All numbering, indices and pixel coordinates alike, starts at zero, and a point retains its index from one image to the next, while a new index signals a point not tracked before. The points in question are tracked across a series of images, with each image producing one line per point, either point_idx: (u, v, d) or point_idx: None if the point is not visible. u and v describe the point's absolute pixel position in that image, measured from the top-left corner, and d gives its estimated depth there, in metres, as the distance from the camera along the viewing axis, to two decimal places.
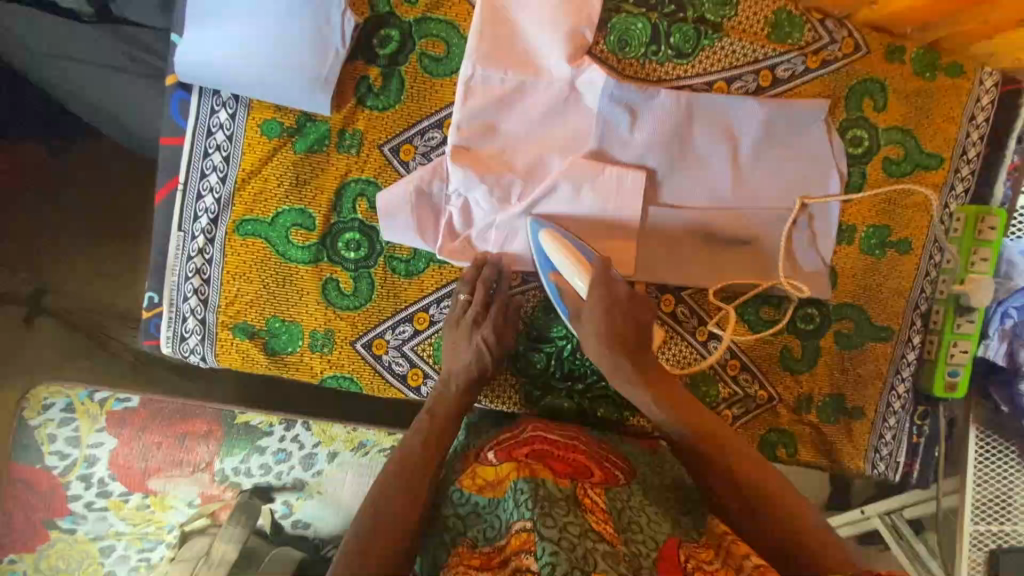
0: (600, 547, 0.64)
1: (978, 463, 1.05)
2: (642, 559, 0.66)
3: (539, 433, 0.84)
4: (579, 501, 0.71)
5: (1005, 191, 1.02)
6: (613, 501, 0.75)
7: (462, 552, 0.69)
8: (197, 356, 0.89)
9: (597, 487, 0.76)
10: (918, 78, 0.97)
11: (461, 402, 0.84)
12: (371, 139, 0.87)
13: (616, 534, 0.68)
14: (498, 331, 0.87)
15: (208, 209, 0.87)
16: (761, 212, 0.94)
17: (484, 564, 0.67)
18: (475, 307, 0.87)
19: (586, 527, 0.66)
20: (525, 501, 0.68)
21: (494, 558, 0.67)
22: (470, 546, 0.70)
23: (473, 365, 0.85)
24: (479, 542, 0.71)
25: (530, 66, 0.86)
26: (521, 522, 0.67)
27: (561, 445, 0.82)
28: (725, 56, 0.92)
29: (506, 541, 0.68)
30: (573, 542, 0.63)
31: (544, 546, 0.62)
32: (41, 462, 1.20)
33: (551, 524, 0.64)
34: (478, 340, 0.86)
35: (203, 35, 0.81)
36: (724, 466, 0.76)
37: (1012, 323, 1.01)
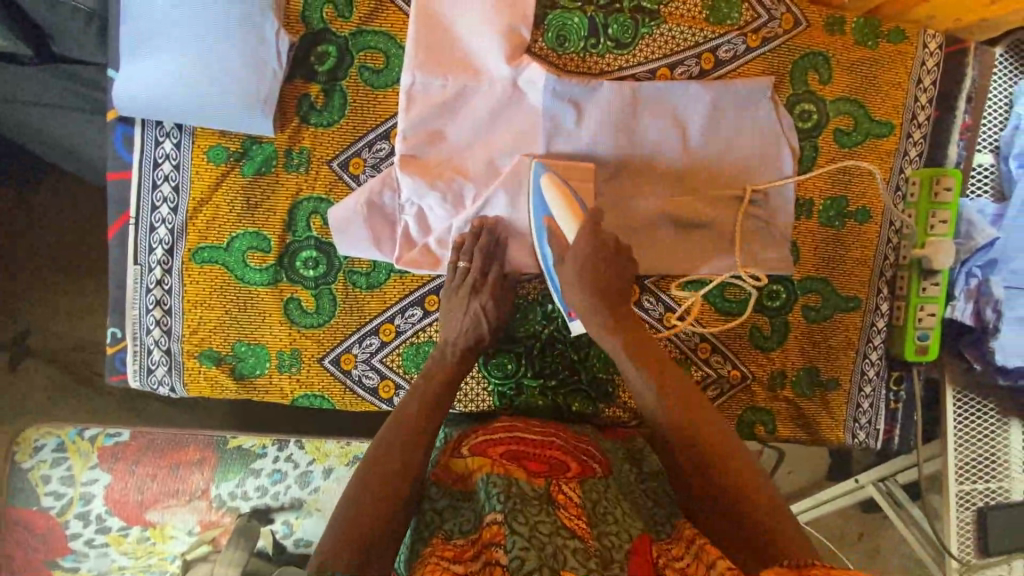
0: (571, 544, 0.65)
1: (958, 422, 1.05)
2: (614, 552, 0.66)
3: (515, 430, 0.84)
4: (552, 499, 0.71)
5: (958, 152, 1.03)
6: (588, 493, 0.75)
7: (435, 542, 0.69)
8: (166, 387, 0.90)
9: (573, 481, 0.76)
10: (861, 47, 0.97)
11: (442, 398, 0.82)
12: (318, 156, 0.88)
13: (589, 529, 0.69)
14: (497, 300, 0.87)
15: (162, 240, 0.87)
16: (718, 192, 0.93)
17: (458, 555, 0.66)
18: (472, 273, 0.86)
19: (557, 525, 0.67)
20: (497, 494, 0.69)
21: (467, 551, 0.67)
22: (445, 538, 0.70)
23: (470, 335, 0.86)
24: (453, 535, 0.70)
25: (469, 70, 0.86)
26: (491, 514, 0.67)
27: (535, 442, 0.82)
28: (666, 42, 0.92)
29: (480, 535, 0.68)
30: (542, 541, 0.64)
31: (513, 541, 0.62)
32: (37, 504, 1.20)
33: (523, 521, 0.65)
34: (478, 309, 0.86)
35: (138, 68, 0.82)
36: (705, 456, 0.74)
37: (977, 282, 1.02)
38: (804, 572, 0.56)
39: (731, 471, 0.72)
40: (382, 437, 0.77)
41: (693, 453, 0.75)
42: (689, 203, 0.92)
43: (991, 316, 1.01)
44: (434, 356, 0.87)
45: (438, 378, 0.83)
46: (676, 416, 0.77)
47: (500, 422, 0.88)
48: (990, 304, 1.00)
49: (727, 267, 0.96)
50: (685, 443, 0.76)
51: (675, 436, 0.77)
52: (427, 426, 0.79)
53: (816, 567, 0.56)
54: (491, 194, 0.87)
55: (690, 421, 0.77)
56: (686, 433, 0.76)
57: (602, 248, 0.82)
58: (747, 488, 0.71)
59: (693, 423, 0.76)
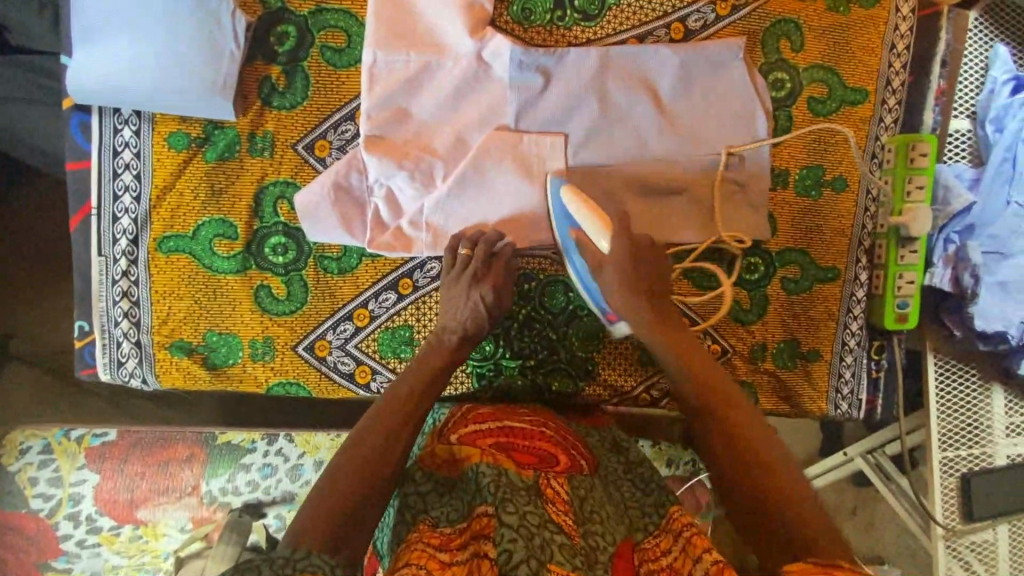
0: (557, 539, 0.63)
1: (939, 390, 1.05)
2: (598, 554, 0.65)
3: (505, 422, 0.82)
4: (540, 492, 0.69)
5: (933, 117, 1.02)
6: (576, 489, 0.73)
7: (422, 528, 0.66)
8: (138, 380, 0.89)
9: (561, 476, 0.74)
10: (832, 13, 0.95)
11: (427, 393, 0.79)
12: (283, 139, 0.86)
13: (575, 527, 0.67)
14: (498, 290, 0.84)
15: (126, 230, 0.86)
16: (691, 161, 0.91)
17: (444, 544, 0.64)
18: (473, 263, 0.84)
19: (546, 518, 0.65)
20: (487, 485, 0.67)
21: (454, 540, 0.65)
22: (432, 525, 0.67)
23: (467, 326, 0.84)
24: (440, 522, 0.68)
25: (433, 46, 0.85)
26: (482, 506, 0.66)
27: (525, 434, 0.80)
28: (634, 12, 0.90)
29: (469, 524, 0.66)
30: (531, 531, 0.62)
31: (503, 533, 0.61)
32: (26, 507, 1.19)
33: (512, 510, 0.63)
34: (475, 300, 0.83)
35: (90, 55, 0.80)
36: (734, 439, 0.71)
37: (955, 248, 1.01)
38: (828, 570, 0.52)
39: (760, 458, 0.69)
40: (361, 425, 0.74)
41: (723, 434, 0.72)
42: (662, 173, 0.91)
43: (969, 282, 0.99)
44: (432, 344, 0.85)
45: (424, 373, 0.81)
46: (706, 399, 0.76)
47: (481, 407, 0.88)
48: (969, 269, 0.99)
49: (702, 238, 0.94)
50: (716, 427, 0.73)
51: (688, 399, 0.78)
52: (416, 409, 0.78)
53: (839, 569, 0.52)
54: (463, 170, 0.86)
55: (722, 404, 0.75)
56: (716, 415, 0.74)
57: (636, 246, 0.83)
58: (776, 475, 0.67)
59: (705, 385, 0.77)
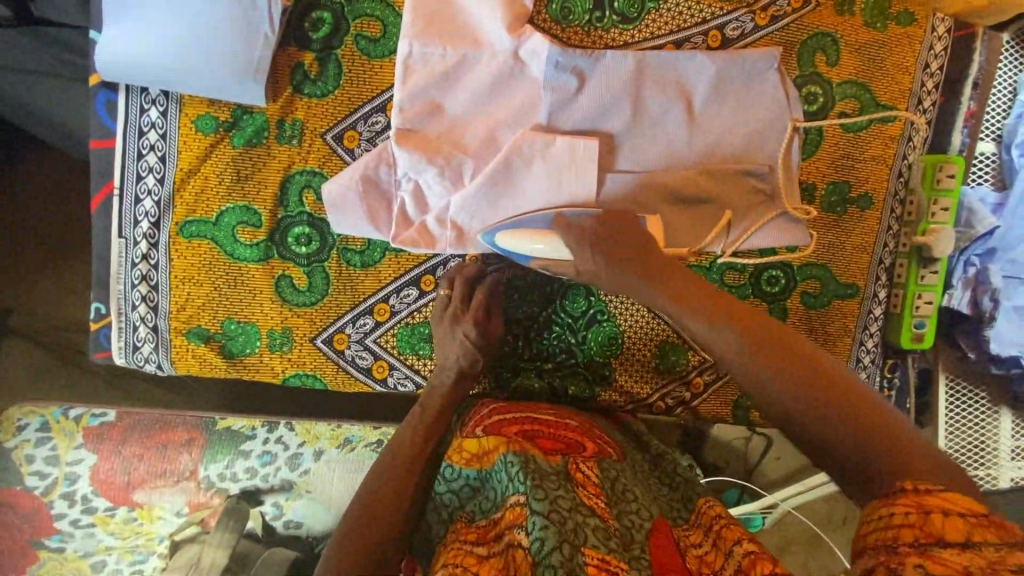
0: (591, 522, 0.64)
1: (949, 411, 1.07)
2: (634, 533, 0.67)
3: (529, 414, 0.81)
4: (570, 476, 0.70)
5: (962, 139, 1.03)
6: (607, 472, 0.74)
7: (458, 527, 0.68)
8: (153, 365, 0.88)
9: (590, 460, 0.74)
10: (869, 29, 0.94)
11: (432, 430, 0.78)
12: (313, 127, 0.84)
13: (607, 508, 0.68)
14: (481, 324, 0.85)
15: (148, 213, 0.84)
16: (721, 168, 0.90)
17: (480, 539, 0.65)
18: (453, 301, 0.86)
19: (577, 502, 0.65)
20: (517, 474, 0.66)
21: (491, 532, 0.66)
22: (468, 521, 0.69)
23: (462, 361, 0.83)
24: (476, 516, 0.70)
25: (470, 41, 0.83)
26: (514, 496, 0.65)
27: (551, 424, 0.80)
28: (672, 17, 0.89)
29: (502, 515, 0.66)
30: (563, 515, 0.62)
31: (535, 521, 0.61)
32: (21, 484, 1.18)
33: (542, 497, 0.63)
34: (461, 337, 0.83)
35: (121, 32, 0.78)
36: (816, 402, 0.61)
37: (975, 270, 1.02)
38: (892, 502, 0.52)
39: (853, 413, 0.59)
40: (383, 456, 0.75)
41: (807, 405, 0.62)
42: (692, 180, 0.89)
43: (987, 305, 1.01)
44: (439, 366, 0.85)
45: (436, 400, 0.81)
46: (775, 374, 0.64)
47: (504, 402, 0.87)
48: (988, 293, 1.01)
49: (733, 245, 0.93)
50: (796, 401, 0.63)
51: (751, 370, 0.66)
52: (433, 430, 0.78)
53: (902, 496, 0.52)
54: (493, 170, 0.85)
55: (787, 360, 0.65)
56: (792, 388, 0.63)
57: (625, 244, 0.78)
58: (870, 415, 0.59)
59: (771, 351, 0.66)
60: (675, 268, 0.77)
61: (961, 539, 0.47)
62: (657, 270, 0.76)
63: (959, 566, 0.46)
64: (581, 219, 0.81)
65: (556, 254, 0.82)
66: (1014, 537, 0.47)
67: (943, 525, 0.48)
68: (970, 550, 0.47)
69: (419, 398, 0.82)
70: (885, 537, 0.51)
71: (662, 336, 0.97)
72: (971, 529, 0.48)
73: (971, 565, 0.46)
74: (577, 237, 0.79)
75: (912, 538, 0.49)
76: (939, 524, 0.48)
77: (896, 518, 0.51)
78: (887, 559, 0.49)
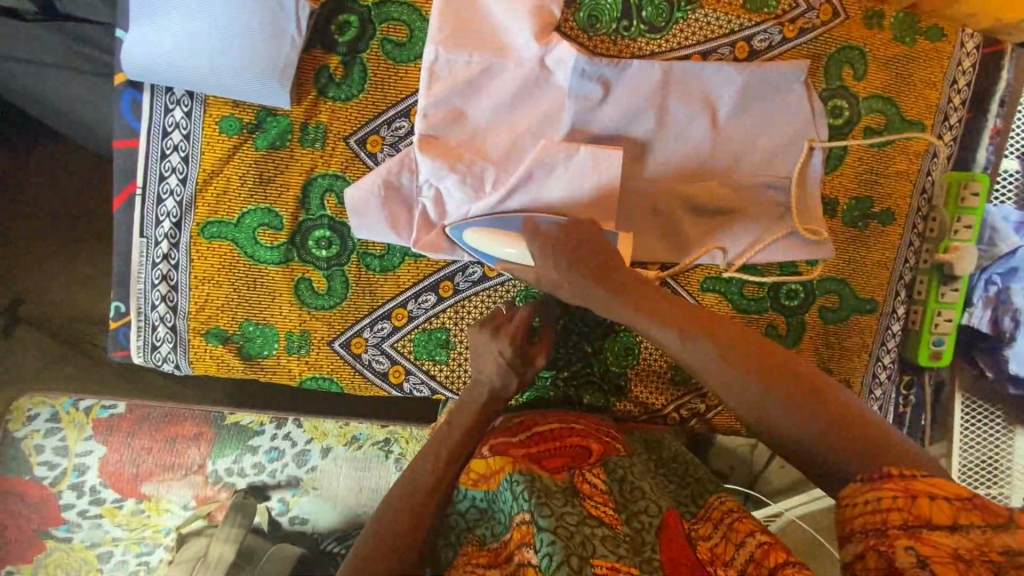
0: (599, 532, 0.64)
1: (963, 428, 1.07)
2: (644, 535, 0.67)
3: (535, 427, 0.81)
4: (576, 491, 0.70)
5: (987, 156, 1.02)
6: (614, 474, 0.75)
7: (470, 550, 0.68)
8: (171, 364, 0.88)
9: (596, 468, 0.75)
10: (898, 43, 0.93)
11: (457, 449, 0.77)
12: (336, 131, 0.84)
13: (617, 517, 0.68)
14: (519, 343, 0.84)
15: (169, 213, 0.84)
16: (743, 180, 0.89)
17: (492, 560, 0.66)
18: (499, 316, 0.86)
19: (584, 515, 0.66)
20: (523, 492, 0.67)
21: (501, 554, 0.66)
22: (478, 544, 0.69)
23: (495, 380, 0.83)
24: (487, 539, 0.69)
25: (496, 47, 0.83)
26: (521, 514, 0.66)
27: (552, 436, 0.80)
28: (700, 28, 0.88)
29: (511, 535, 0.66)
30: (570, 529, 0.63)
31: (542, 537, 0.62)
32: (30, 473, 1.18)
33: (548, 513, 0.64)
34: (496, 353, 0.83)
35: (147, 31, 0.77)
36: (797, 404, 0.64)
37: (997, 290, 1.00)
38: (876, 485, 0.55)
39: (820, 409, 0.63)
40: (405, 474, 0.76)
41: (795, 416, 0.64)
42: (715, 192, 0.89)
43: (1008, 324, 1.01)
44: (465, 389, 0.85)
45: (463, 416, 0.81)
46: (755, 383, 0.66)
47: (517, 415, 0.87)
48: (1009, 312, 1.00)
49: (738, 258, 0.92)
50: (780, 412, 0.65)
51: (729, 381, 0.68)
52: (465, 442, 0.78)
53: (889, 480, 0.55)
54: (515, 179, 0.84)
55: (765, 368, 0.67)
56: (768, 397, 0.65)
57: (593, 253, 0.77)
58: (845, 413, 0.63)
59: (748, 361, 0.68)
60: (647, 283, 0.77)
61: (949, 523, 0.51)
62: (620, 286, 0.75)
63: (949, 548, 0.50)
64: (549, 228, 0.80)
65: (524, 260, 0.81)
66: (997, 518, 0.51)
67: (931, 509, 0.52)
68: (958, 532, 0.51)
69: (445, 416, 0.83)
70: (874, 520, 0.54)
71: None
72: (956, 512, 0.51)
73: (958, 547, 0.50)
74: (540, 244, 0.78)
75: (901, 520, 0.52)
76: (927, 509, 0.52)
77: (881, 503, 0.54)
78: (876, 543, 0.53)
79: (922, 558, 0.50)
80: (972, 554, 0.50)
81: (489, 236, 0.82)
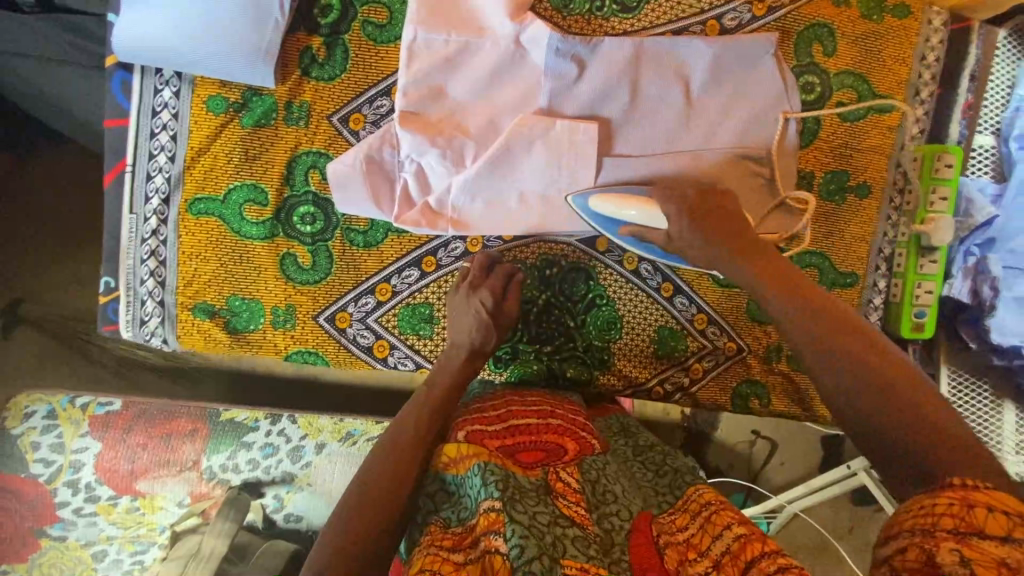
0: (569, 533, 0.65)
1: (953, 408, 1.05)
2: (614, 536, 0.68)
3: (512, 420, 0.81)
4: (550, 488, 0.70)
5: (960, 130, 1.04)
6: (588, 474, 0.74)
7: (434, 531, 0.68)
8: (159, 339, 0.90)
9: (570, 466, 0.75)
10: (866, 20, 0.96)
11: (436, 416, 0.77)
12: (319, 110, 0.87)
13: (588, 515, 0.69)
14: (497, 296, 0.86)
15: (158, 189, 0.87)
16: (718, 152, 0.90)
17: (456, 544, 0.66)
18: (472, 273, 0.89)
19: (556, 515, 0.66)
20: (494, 482, 0.66)
21: (466, 539, 0.66)
22: (443, 525, 0.68)
23: (474, 336, 0.84)
24: (451, 523, 0.69)
25: (472, 27, 0.86)
26: (489, 501, 0.65)
27: (532, 430, 0.79)
28: (671, 7, 0.92)
29: (477, 521, 0.66)
30: (542, 530, 0.63)
31: (513, 529, 0.62)
32: (25, 471, 1.17)
33: (521, 510, 0.64)
34: (477, 307, 0.85)
35: (136, 14, 0.81)
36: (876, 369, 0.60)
37: (975, 260, 1.02)
38: (934, 494, 0.50)
39: (862, 347, 0.62)
40: (386, 439, 0.74)
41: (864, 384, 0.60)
42: (689, 163, 0.90)
43: (987, 294, 1.01)
44: (443, 360, 0.86)
45: (443, 377, 0.82)
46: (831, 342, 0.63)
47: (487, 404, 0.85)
48: (988, 281, 1.00)
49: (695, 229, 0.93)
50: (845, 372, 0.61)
51: (805, 329, 0.65)
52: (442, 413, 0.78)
53: (948, 488, 0.49)
54: (493, 154, 0.86)
55: (853, 329, 0.63)
56: (832, 345, 0.63)
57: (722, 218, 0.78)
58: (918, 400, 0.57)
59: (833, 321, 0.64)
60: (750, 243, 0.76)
61: (1001, 533, 0.45)
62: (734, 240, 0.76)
63: (995, 556, 0.43)
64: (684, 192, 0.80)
65: (647, 219, 0.83)
66: None
67: (986, 519, 0.46)
68: (1010, 544, 0.44)
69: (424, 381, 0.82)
70: (923, 522, 0.48)
71: (660, 321, 0.98)
72: (1013, 526, 0.45)
73: (1007, 556, 0.43)
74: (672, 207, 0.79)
75: (951, 525, 0.46)
76: (980, 518, 0.46)
77: (936, 505, 0.48)
78: (921, 540, 0.47)
79: (965, 559, 0.43)
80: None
81: (623, 197, 0.85)
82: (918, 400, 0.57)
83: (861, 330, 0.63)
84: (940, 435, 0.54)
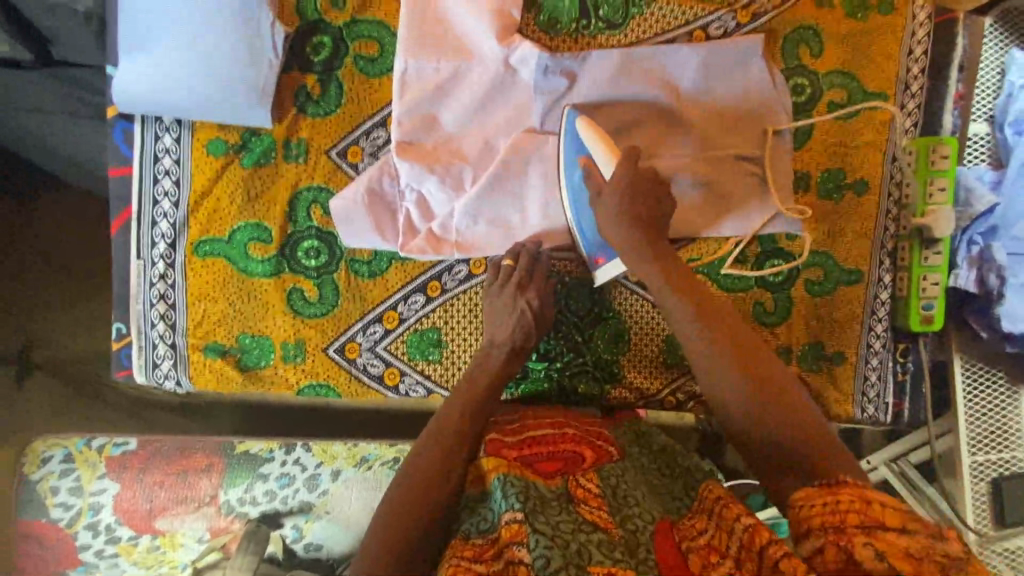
0: (594, 538, 0.64)
1: (968, 400, 1.04)
2: (639, 536, 0.67)
3: (527, 432, 0.82)
4: (571, 496, 0.71)
5: (953, 120, 1.04)
6: (607, 480, 0.75)
7: (455, 544, 0.66)
8: (172, 381, 0.91)
9: (589, 471, 0.76)
10: (850, 19, 0.96)
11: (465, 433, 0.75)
12: (318, 145, 0.89)
13: (611, 519, 0.69)
14: (542, 296, 0.86)
15: (164, 234, 0.88)
16: (712, 160, 0.91)
17: (478, 555, 0.64)
18: (517, 273, 0.86)
19: (580, 521, 0.66)
20: (515, 494, 0.67)
21: (488, 550, 0.64)
22: (463, 538, 0.67)
23: (514, 336, 0.84)
24: (472, 534, 0.68)
25: (461, 53, 0.87)
26: (511, 513, 0.65)
27: (549, 440, 0.81)
28: (657, 21, 0.92)
29: (498, 534, 0.65)
30: (566, 538, 0.63)
31: (537, 539, 0.62)
32: (46, 516, 1.18)
33: (543, 520, 0.65)
34: (520, 309, 0.84)
35: (134, 65, 0.83)
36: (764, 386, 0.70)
37: (978, 250, 1.01)
38: (834, 491, 0.55)
39: (744, 361, 0.72)
40: (411, 457, 0.74)
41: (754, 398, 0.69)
42: (683, 172, 0.91)
43: (994, 283, 1.00)
44: (478, 362, 0.85)
45: (482, 380, 0.81)
46: (725, 359, 0.73)
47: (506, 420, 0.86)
48: (993, 271, 0.99)
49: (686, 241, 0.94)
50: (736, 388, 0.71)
51: (701, 349, 0.75)
52: (467, 432, 0.76)
53: (844, 487, 0.55)
54: (491, 176, 0.87)
55: (741, 350, 0.73)
56: (723, 363, 0.73)
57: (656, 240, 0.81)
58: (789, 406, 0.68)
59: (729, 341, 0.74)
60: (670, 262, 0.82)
61: (899, 524, 0.51)
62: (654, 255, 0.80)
63: (901, 547, 0.50)
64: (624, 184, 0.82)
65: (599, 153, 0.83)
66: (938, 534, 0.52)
67: (885, 513, 0.52)
68: (907, 534, 0.51)
69: (465, 375, 0.83)
70: (832, 520, 0.53)
71: (669, 331, 0.98)
72: (905, 518, 0.52)
73: (910, 546, 0.50)
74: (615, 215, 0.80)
75: (858, 521, 0.52)
76: (880, 513, 0.52)
77: (840, 504, 0.53)
78: (836, 538, 0.51)
79: (881, 553, 0.49)
80: (922, 553, 0.49)
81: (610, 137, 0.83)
82: (794, 407, 0.68)
83: (750, 347, 0.73)
84: (813, 435, 0.65)
